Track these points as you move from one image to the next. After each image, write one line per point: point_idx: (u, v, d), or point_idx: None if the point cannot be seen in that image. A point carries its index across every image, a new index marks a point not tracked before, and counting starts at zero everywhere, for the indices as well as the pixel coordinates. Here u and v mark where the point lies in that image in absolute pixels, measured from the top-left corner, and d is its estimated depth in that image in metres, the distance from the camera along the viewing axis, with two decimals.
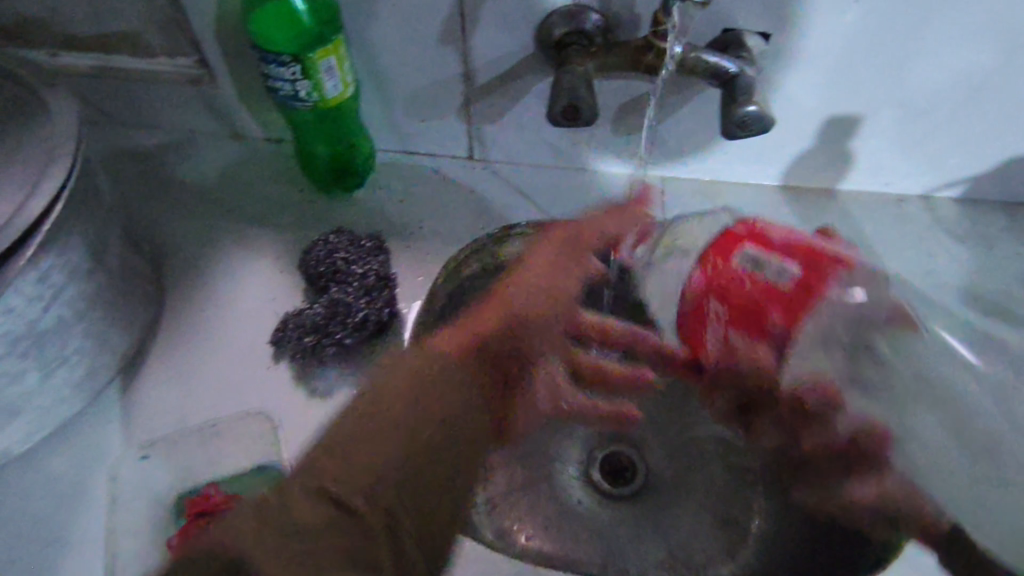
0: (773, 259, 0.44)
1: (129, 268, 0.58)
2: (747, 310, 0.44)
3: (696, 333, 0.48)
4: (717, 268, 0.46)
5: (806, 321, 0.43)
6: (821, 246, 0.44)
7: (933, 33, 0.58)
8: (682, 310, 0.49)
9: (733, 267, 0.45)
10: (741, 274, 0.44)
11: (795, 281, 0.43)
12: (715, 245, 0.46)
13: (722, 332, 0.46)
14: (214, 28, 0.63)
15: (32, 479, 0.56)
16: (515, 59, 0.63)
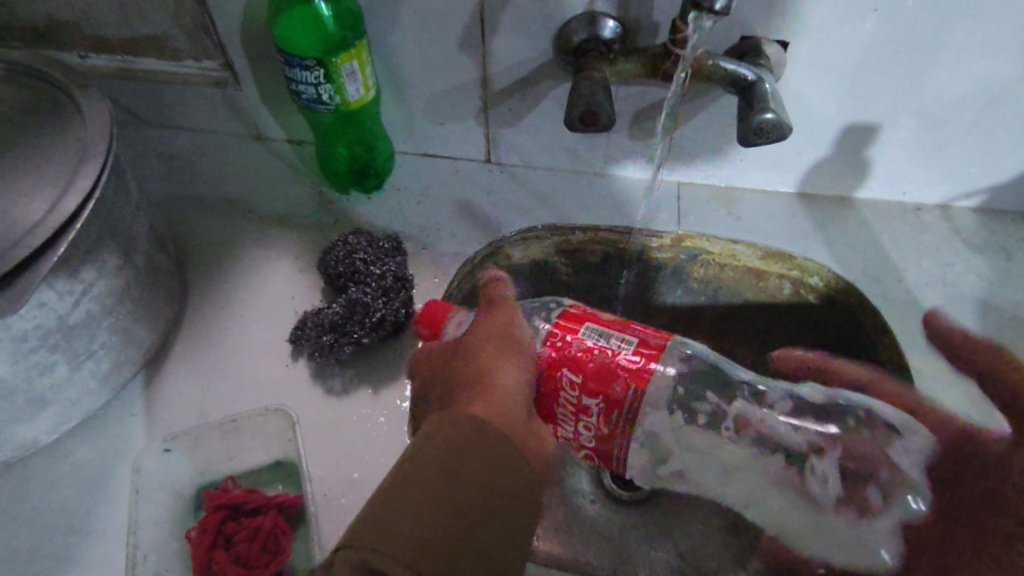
0: (613, 332, 0.44)
1: (154, 267, 0.59)
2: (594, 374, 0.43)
3: (549, 410, 0.45)
4: (563, 345, 0.44)
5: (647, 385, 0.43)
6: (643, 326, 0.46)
7: (954, 41, 0.58)
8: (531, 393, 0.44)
9: (579, 341, 0.44)
10: (586, 347, 0.43)
11: (635, 349, 0.43)
12: (555, 325, 0.45)
13: (575, 405, 0.43)
14: (240, 32, 0.64)
15: (58, 470, 0.57)
16: (534, 65, 0.64)
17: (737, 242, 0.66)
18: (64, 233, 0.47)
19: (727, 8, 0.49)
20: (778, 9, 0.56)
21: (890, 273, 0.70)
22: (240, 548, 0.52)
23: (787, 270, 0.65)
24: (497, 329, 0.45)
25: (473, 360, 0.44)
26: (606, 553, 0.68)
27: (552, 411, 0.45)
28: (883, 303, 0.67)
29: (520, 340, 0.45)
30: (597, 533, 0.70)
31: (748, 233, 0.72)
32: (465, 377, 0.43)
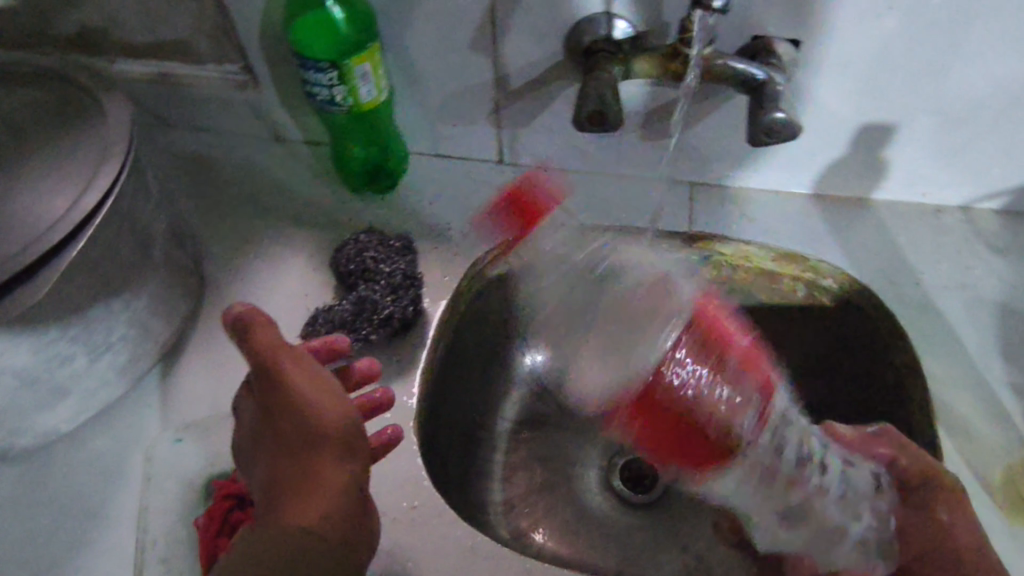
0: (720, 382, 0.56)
1: (172, 263, 0.61)
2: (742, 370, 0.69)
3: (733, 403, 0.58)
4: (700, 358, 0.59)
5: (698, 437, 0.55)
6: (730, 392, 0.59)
7: (973, 41, 0.56)
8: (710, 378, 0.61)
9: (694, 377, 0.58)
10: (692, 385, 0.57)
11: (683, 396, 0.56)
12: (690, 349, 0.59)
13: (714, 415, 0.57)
14: (260, 36, 0.66)
15: (76, 456, 0.59)
16: (545, 66, 0.65)
17: (748, 243, 0.69)
18: (84, 228, 0.49)
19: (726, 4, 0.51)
20: (791, 9, 0.56)
21: (905, 276, 0.68)
22: (222, 543, 0.52)
23: (799, 274, 0.69)
24: (301, 375, 0.45)
25: (285, 417, 0.45)
26: (613, 554, 0.69)
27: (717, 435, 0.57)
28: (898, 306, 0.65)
29: (326, 381, 0.47)
30: (602, 531, 0.71)
31: (762, 236, 0.70)
32: (291, 476, 0.44)
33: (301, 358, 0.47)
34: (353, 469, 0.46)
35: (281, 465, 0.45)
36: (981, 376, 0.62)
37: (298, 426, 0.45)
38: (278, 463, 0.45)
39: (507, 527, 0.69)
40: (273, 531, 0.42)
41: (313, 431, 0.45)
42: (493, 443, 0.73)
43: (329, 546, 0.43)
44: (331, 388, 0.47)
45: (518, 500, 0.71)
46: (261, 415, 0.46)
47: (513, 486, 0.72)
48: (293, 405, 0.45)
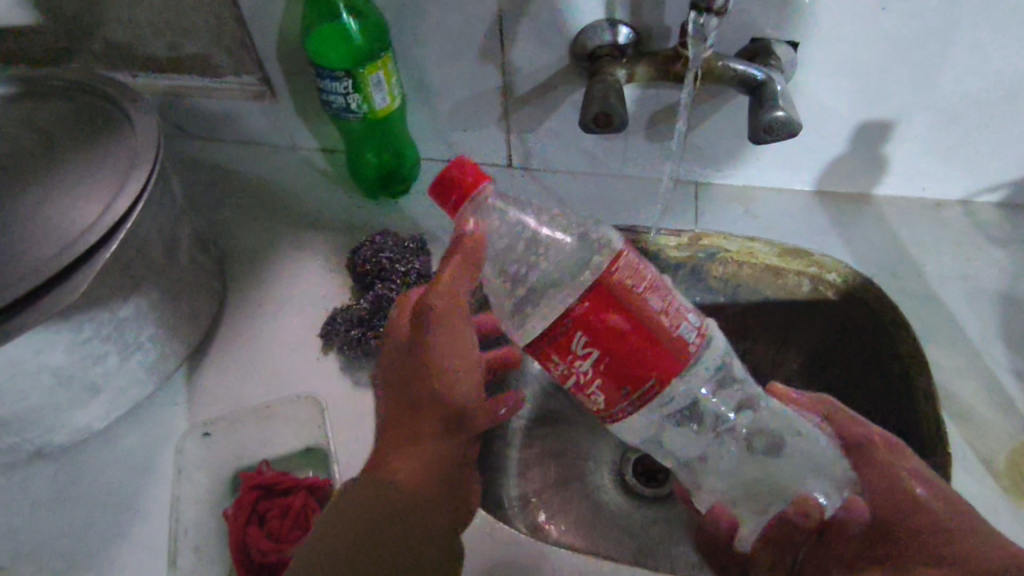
0: (603, 340, 0.42)
1: (197, 267, 0.63)
2: (623, 365, 0.42)
3: (607, 332, 0.42)
4: (598, 318, 0.42)
5: (637, 366, 0.42)
6: (645, 363, 0.42)
7: (965, 39, 0.58)
8: (578, 313, 0.42)
9: (610, 321, 0.42)
10: (624, 328, 0.41)
11: (639, 352, 0.42)
12: (590, 312, 0.41)
13: (597, 363, 0.42)
14: (277, 49, 0.69)
15: (108, 452, 0.62)
16: (552, 71, 0.67)
17: (753, 240, 0.68)
18: (118, 231, 0.52)
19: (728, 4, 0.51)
20: (788, 11, 0.58)
21: (908, 268, 0.69)
22: (250, 532, 0.54)
23: (805, 266, 0.67)
24: (458, 333, 0.49)
25: (421, 364, 0.49)
26: (628, 546, 0.71)
27: (621, 361, 0.42)
28: (899, 297, 0.67)
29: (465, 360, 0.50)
30: (620, 525, 0.73)
31: (765, 231, 0.73)
32: (413, 421, 0.50)
33: (458, 312, 0.49)
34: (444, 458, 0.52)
35: (400, 417, 0.51)
36: (983, 365, 0.63)
37: (427, 394, 0.50)
38: (396, 421, 0.51)
39: (524, 520, 0.71)
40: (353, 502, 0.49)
41: (440, 397, 0.50)
42: (508, 440, 0.72)
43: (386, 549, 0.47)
44: (467, 348, 0.50)
45: (533, 496, 0.72)
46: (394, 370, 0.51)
47: (529, 480, 0.73)
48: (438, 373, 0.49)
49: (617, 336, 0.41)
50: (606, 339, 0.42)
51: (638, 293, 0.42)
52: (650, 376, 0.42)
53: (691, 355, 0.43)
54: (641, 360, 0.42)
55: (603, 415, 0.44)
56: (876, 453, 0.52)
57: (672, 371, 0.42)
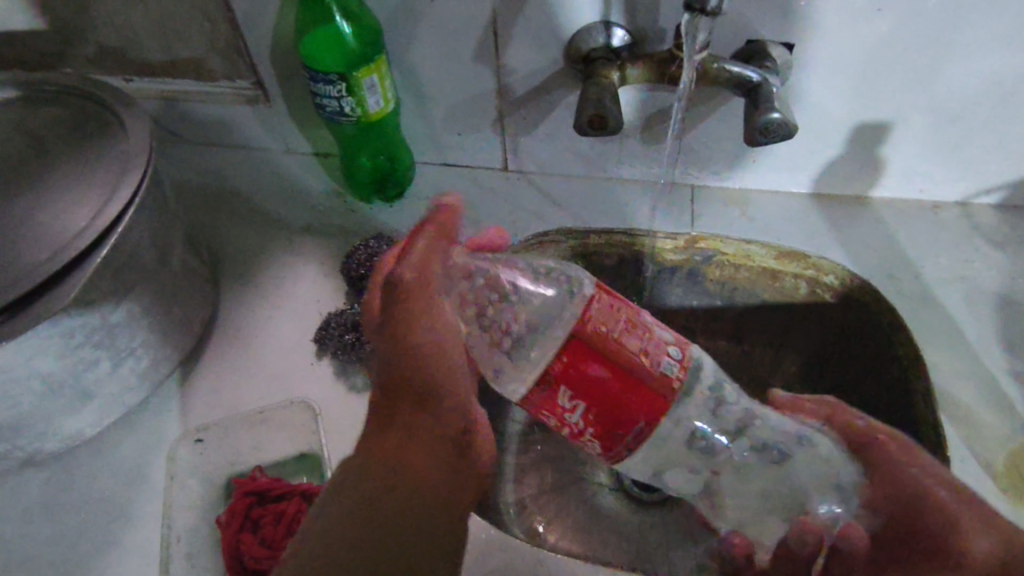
0: (587, 393, 0.43)
1: (190, 271, 0.63)
2: (612, 412, 0.44)
3: (587, 382, 0.43)
4: (575, 370, 0.43)
5: (623, 411, 0.44)
6: (630, 407, 0.43)
7: (960, 40, 0.58)
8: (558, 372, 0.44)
9: (590, 372, 0.43)
10: (603, 377, 0.43)
11: (624, 396, 0.43)
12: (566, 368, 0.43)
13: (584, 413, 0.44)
14: (271, 52, 0.69)
15: (100, 459, 0.61)
16: (547, 74, 0.67)
17: (750, 243, 0.67)
18: (109, 234, 0.51)
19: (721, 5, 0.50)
20: (782, 12, 0.58)
21: (905, 270, 0.69)
22: (243, 539, 0.53)
23: (803, 269, 0.66)
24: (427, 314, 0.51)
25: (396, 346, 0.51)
26: (625, 551, 0.70)
27: (607, 407, 0.44)
28: (896, 299, 0.67)
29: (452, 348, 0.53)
30: (618, 531, 0.72)
31: (762, 233, 0.73)
32: (399, 394, 0.52)
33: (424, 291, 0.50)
34: (448, 462, 0.52)
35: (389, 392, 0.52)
36: (982, 368, 0.63)
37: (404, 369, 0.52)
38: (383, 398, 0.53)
39: (520, 526, 0.70)
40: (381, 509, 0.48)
41: (417, 371, 0.52)
42: (503, 446, 0.73)
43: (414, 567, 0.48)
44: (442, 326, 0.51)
45: (529, 502, 0.72)
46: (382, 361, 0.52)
47: (525, 486, 0.73)
48: (421, 363, 0.52)
49: (597, 387, 0.43)
50: (591, 391, 0.44)
51: (614, 338, 0.43)
52: (639, 420, 0.44)
53: (677, 389, 0.44)
54: (629, 403, 0.43)
55: (604, 457, 0.46)
56: (889, 453, 0.52)
57: (660, 409, 0.44)
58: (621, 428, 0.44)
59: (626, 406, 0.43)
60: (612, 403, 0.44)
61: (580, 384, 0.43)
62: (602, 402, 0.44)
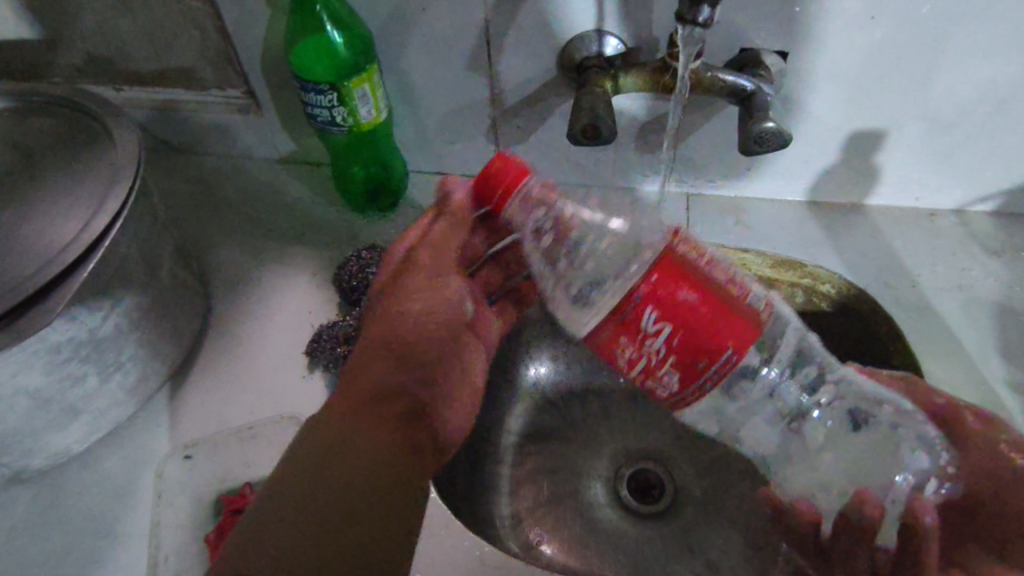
0: (674, 315, 0.42)
1: (180, 283, 0.62)
2: (701, 336, 0.41)
3: (674, 302, 0.42)
4: (662, 291, 0.42)
5: (716, 336, 0.41)
6: (719, 330, 0.41)
7: (955, 47, 0.58)
8: (643, 290, 0.42)
9: (679, 294, 0.42)
10: (691, 299, 0.42)
11: (712, 318, 0.41)
12: (654, 286, 0.42)
13: (667, 340, 0.42)
14: (263, 61, 0.69)
15: (87, 476, 0.60)
16: (540, 82, 0.67)
17: (746, 251, 0.69)
18: (96, 249, 0.50)
19: (713, 17, 0.47)
20: (776, 20, 0.58)
21: (902, 279, 0.68)
22: None
23: (798, 279, 0.67)
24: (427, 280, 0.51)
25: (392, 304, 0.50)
26: (622, 565, 0.69)
27: (695, 328, 0.41)
28: (893, 308, 0.66)
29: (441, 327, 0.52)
30: (615, 545, 0.71)
31: (758, 242, 0.72)
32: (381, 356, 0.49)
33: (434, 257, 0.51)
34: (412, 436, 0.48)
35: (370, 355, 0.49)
36: (980, 377, 0.62)
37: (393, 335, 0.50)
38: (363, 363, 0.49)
39: (515, 540, 0.70)
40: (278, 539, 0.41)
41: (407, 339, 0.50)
42: (498, 457, 0.74)
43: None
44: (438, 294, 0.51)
45: (525, 513, 0.72)
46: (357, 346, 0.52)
47: (520, 499, 0.73)
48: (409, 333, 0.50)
49: (684, 307, 0.42)
50: (677, 313, 0.42)
51: (700, 266, 0.43)
52: (727, 345, 0.42)
53: (763, 324, 0.43)
54: (718, 327, 0.41)
55: (680, 396, 0.43)
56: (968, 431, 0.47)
57: (747, 339, 0.42)
58: (705, 354, 0.42)
59: (718, 329, 0.41)
60: (704, 327, 0.41)
61: (669, 306, 0.42)
62: (689, 325, 0.42)
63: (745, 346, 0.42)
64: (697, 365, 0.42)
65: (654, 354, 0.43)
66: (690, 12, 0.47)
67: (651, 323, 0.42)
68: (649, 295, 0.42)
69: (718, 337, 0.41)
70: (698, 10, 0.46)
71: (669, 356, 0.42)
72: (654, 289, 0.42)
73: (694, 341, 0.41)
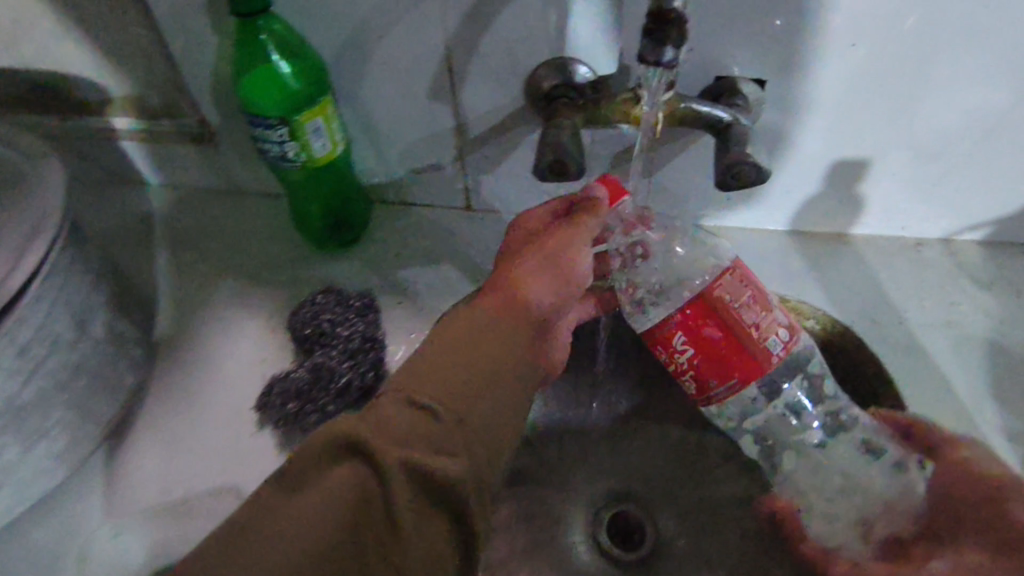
0: (697, 343, 0.50)
1: (119, 334, 0.57)
2: (713, 364, 0.50)
3: (699, 333, 0.49)
4: (693, 323, 0.49)
5: (724, 366, 0.50)
6: (731, 360, 0.49)
7: (943, 73, 0.55)
8: (677, 318, 0.50)
9: (705, 329, 0.49)
10: (714, 334, 0.49)
11: (728, 348, 0.49)
12: (684, 319, 0.50)
13: (689, 358, 0.51)
14: (213, 89, 0.64)
15: (12, 552, 0.55)
16: (506, 112, 0.63)
17: None
18: (15, 304, 0.47)
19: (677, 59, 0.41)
20: (753, 47, 0.54)
21: (888, 314, 0.65)
22: None
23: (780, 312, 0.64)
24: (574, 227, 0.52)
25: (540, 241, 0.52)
26: None
27: (713, 356, 0.49)
28: (881, 347, 0.63)
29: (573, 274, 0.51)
30: None
31: None
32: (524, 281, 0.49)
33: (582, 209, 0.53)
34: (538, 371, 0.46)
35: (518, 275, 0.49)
36: (970, 421, 0.59)
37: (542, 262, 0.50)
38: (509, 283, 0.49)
39: None
40: (430, 382, 0.41)
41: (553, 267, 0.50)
42: None
43: (451, 466, 0.39)
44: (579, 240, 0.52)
45: (499, 564, 0.68)
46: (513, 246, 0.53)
47: (493, 551, 0.68)
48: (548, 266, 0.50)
49: (707, 339, 0.49)
50: (702, 343, 0.50)
51: (735, 307, 0.49)
52: (734, 376, 0.50)
53: (773, 363, 0.50)
54: (728, 358, 0.49)
55: (696, 396, 0.53)
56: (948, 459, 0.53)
57: (754, 373, 0.50)
58: (715, 374, 0.50)
59: (728, 360, 0.49)
60: (715, 355, 0.50)
61: (696, 335, 0.50)
62: (707, 351, 0.50)
63: (745, 380, 0.50)
64: (706, 378, 0.51)
65: (681, 366, 0.51)
66: (653, 56, 0.40)
67: (679, 345, 0.51)
68: (681, 323, 0.50)
69: (725, 369, 0.50)
70: (661, 53, 0.40)
71: (688, 368, 0.51)
72: (683, 321, 0.50)
73: (705, 364, 0.50)
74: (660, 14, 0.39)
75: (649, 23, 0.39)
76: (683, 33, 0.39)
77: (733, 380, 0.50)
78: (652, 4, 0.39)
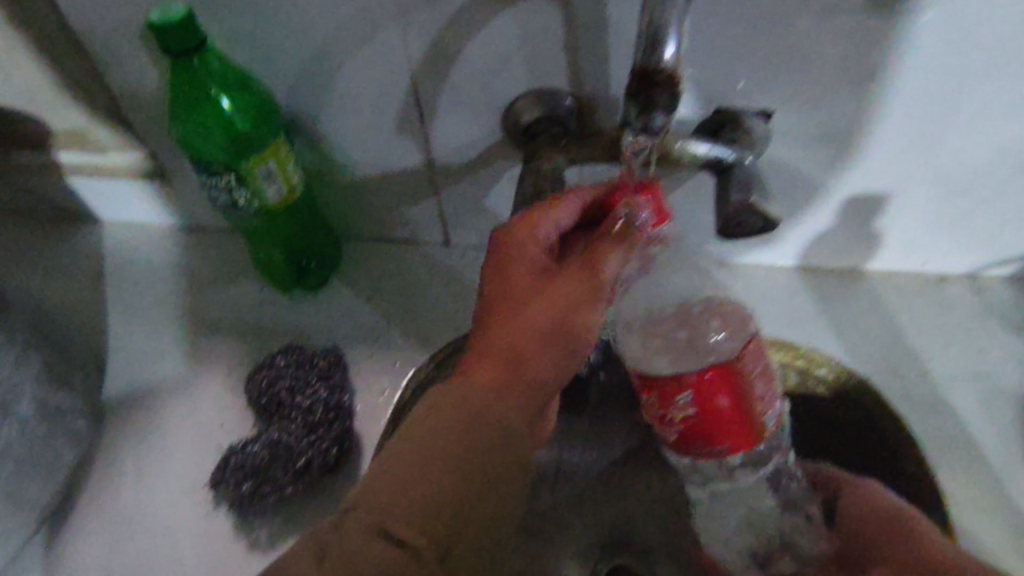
0: (703, 406, 0.41)
1: (52, 409, 0.52)
2: (710, 432, 0.42)
3: (707, 400, 0.41)
4: (709, 386, 0.41)
5: (717, 435, 0.42)
6: (728, 434, 0.42)
7: (973, 103, 0.48)
8: (691, 376, 0.41)
9: (718, 398, 0.41)
10: (725, 404, 0.41)
11: (731, 420, 0.42)
12: (700, 379, 0.41)
13: (680, 416, 0.42)
14: (157, 125, 0.58)
15: None
16: (484, 146, 0.56)
17: None
18: None
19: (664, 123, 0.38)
20: (759, 76, 0.48)
21: (909, 365, 0.59)
22: None
23: (790, 359, 0.58)
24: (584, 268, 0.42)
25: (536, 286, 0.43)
26: None
27: (711, 427, 0.42)
28: (903, 404, 0.57)
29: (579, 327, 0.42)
30: None
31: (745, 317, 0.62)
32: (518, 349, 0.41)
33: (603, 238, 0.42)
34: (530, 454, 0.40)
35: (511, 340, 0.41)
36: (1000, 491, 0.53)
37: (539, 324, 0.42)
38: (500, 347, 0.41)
39: None
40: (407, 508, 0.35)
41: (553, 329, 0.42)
42: None
43: None
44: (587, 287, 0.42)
45: None
46: (508, 288, 0.43)
47: None
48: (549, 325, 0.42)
49: (717, 407, 0.41)
50: (710, 408, 0.41)
51: (750, 381, 0.42)
52: (723, 444, 0.42)
53: (765, 436, 0.44)
54: (728, 431, 0.42)
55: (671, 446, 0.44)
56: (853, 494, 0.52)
57: (743, 444, 0.43)
58: (708, 444, 0.42)
59: (726, 432, 0.42)
60: (713, 426, 0.42)
61: (704, 400, 0.41)
62: (705, 420, 0.42)
63: (732, 448, 0.43)
64: (694, 443, 0.43)
65: (667, 422, 0.43)
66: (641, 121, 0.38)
67: (676, 401, 0.42)
68: (694, 383, 0.41)
69: (716, 441, 0.42)
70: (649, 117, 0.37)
71: (678, 424, 0.43)
72: (697, 381, 0.41)
73: (701, 430, 0.42)
74: (648, 74, 0.36)
75: (635, 84, 0.36)
76: (675, 95, 0.36)
77: (722, 451, 0.43)
78: (637, 64, 0.36)
